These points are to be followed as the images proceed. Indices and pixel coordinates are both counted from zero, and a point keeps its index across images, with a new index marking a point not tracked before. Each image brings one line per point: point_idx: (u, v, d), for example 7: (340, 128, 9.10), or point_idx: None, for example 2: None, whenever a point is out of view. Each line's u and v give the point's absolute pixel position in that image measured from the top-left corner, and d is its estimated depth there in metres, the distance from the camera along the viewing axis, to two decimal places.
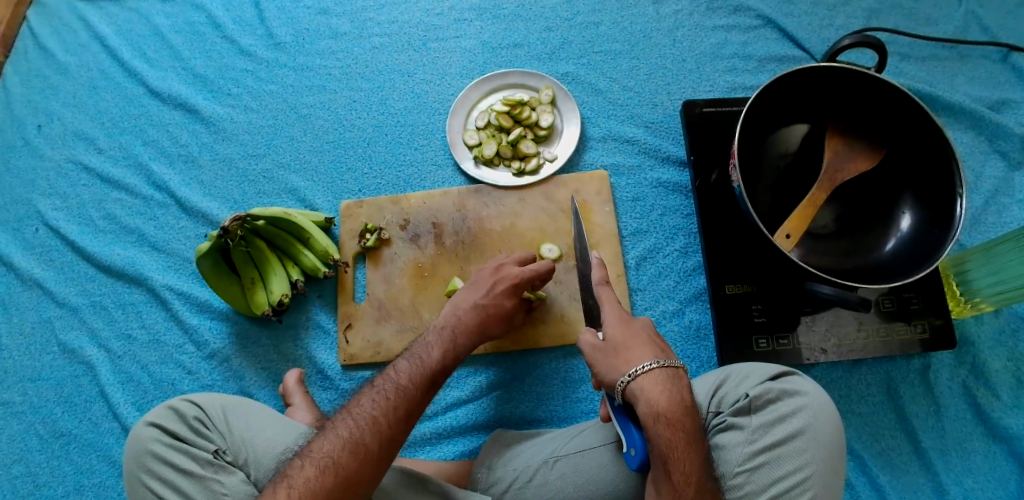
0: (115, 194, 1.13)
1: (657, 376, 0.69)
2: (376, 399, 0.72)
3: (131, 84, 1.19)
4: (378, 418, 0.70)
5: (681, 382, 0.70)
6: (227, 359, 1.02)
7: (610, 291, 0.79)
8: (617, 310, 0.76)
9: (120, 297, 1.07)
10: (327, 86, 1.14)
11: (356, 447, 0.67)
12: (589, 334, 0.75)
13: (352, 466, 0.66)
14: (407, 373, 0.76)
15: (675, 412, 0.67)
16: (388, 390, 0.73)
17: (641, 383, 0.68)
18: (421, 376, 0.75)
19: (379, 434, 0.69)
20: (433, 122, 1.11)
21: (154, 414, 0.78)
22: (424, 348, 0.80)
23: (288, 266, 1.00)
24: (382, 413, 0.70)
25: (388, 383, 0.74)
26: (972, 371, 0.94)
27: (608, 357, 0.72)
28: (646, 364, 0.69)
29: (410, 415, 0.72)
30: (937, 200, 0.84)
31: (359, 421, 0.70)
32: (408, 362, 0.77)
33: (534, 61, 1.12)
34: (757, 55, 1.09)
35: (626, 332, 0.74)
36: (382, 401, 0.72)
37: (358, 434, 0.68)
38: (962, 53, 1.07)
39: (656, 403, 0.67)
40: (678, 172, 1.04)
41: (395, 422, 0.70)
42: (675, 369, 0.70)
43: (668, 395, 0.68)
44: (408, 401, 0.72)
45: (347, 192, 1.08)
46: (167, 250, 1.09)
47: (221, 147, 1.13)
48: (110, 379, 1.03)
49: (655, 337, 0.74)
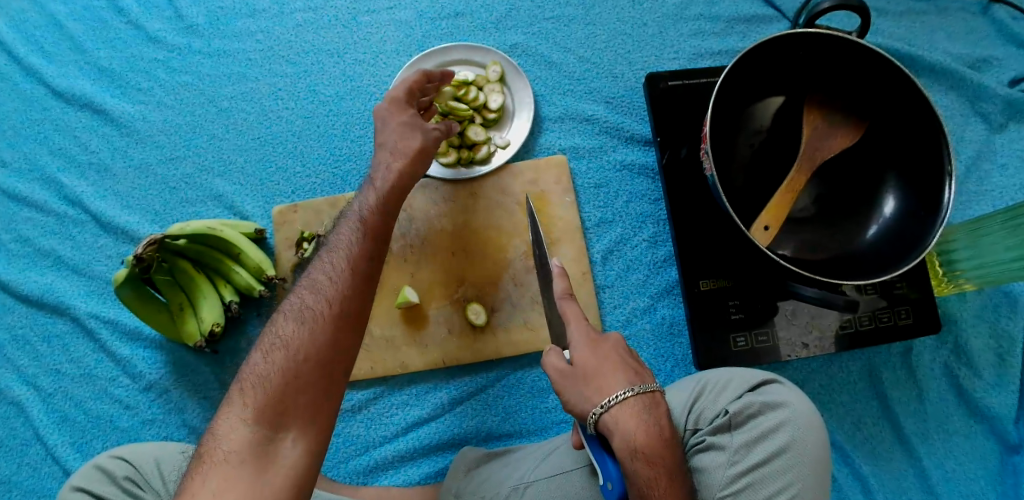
0: (24, 212, 1.00)
1: (633, 405, 0.63)
2: (310, 289, 0.64)
3: (29, 84, 1.04)
4: (297, 342, 0.60)
5: (659, 408, 0.64)
6: (166, 390, 0.93)
7: (575, 305, 0.68)
8: (586, 329, 0.67)
9: (42, 329, 0.97)
10: (248, 72, 1.01)
11: (299, 339, 0.60)
12: (555, 357, 0.67)
13: (298, 359, 0.59)
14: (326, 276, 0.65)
15: (653, 445, 0.61)
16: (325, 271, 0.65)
17: (616, 414, 0.62)
18: (361, 239, 0.67)
19: (321, 324, 0.61)
20: (370, 109, 0.99)
21: (80, 476, 0.72)
22: (340, 239, 0.68)
23: (219, 287, 0.89)
24: (320, 300, 0.63)
25: (322, 264, 0.66)
26: (954, 350, 0.90)
27: (577, 385, 0.64)
28: (621, 393, 0.63)
29: (339, 322, 0.62)
30: (923, 180, 0.77)
31: (296, 318, 0.62)
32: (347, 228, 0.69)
33: (478, 32, 1.00)
34: (725, 16, 1.00)
35: (597, 355, 0.66)
36: (318, 289, 0.63)
37: (297, 330, 0.61)
38: (942, 5, 0.99)
39: (633, 437, 0.61)
40: (644, 153, 0.96)
41: (336, 304, 0.62)
42: (652, 393, 0.64)
43: (644, 427, 0.62)
44: (331, 311, 0.62)
45: (277, 195, 0.97)
46: (87, 273, 0.98)
47: (137, 152, 1.01)
48: (42, 420, 0.94)
49: (627, 355, 0.68)
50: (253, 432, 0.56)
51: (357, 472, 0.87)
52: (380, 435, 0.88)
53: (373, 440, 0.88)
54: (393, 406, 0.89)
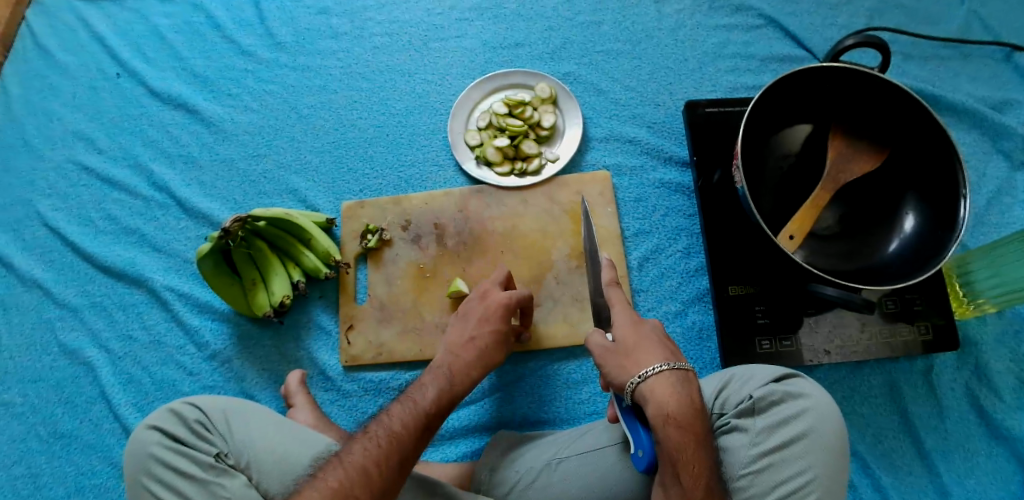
0: (116, 194, 1.12)
1: (668, 378, 0.69)
2: (366, 447, 0.69)
3: (132, 84, 1.18)
4: (392, 435, 0.70)
5: (691, 384, 0.70)
6: (228, 359, 1.01)
7: (619, 293, 0.78)
8: (629, 311, 0.75)
9: (120, 298, 1.07)
10: (327, 85, 1.14)
11: (365, 476, 0.66)
12: (599, 337, 0.75)
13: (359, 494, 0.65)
14: (428, 390, 0.78)
15: (685, 415, 0.67)
16: (380, 438, 0.70)
17: (651, 384, 0.68)
18: (416, 420, 0.73)
19: (372, 483, 0.66)
20: (434, 122, 1.10)
21: (153, 418, 0.77)
22: (454, 355, 0.83)
23: (289, 267, 0.99)
24: (373, 462, 0.67)
25: (379, 431, 0.71)
26: (975, 372, 0.94)
27: (617, 358, 0.72)
28: (656, 366, 0.69)
29: (426, 422, 0.74)
30: (941, 202, 0.85)
31: (349, 470, 0.66)
32: (403, 406, 0.75)
33: (535, 61, 1.12)
34: (760, 54, 1.09)
35: (636, 334, 0.73)
36: (373, 449, 0.69)
37: (349, 485, 0.65)
38: (964, 53, 1.07)
39: (665, 405, 0.67)
40: (681, 174, 1.03)
41: (388, 471, 0.68)
42: (686, 371, 0.70)
43: (677, 398, 0.68)
44: (424, 413, 0.75)
45: (349, 193, 1.07)
46: (168, 251, 1.08)
47: (222, 148, 1.13)
48: (111, 380, 1.02)
49: (665, 339, 0.74)
50: None
51: None
52: None
53: None
54: None
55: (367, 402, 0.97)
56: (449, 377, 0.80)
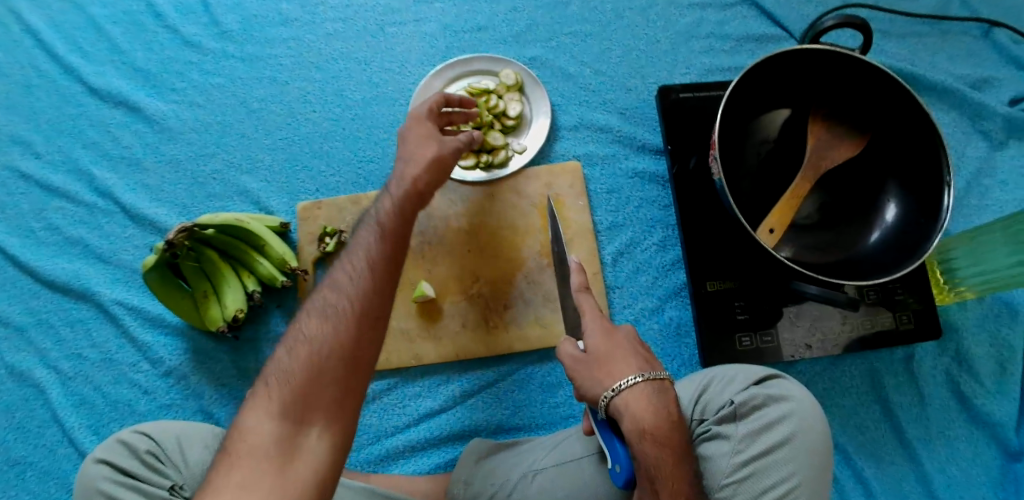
0: (57, 202, 1.06)
1: (643, 389, 0.65)
2: (314, 317, 0.61)
3: (68, 81, 1.10)
4: (346, 296, 0.62)
5: (667, 394, 0.67)
6: (184, 376, 0.96)
7: (589, 298, 0.73)
8: (598, 318, 0.71)
9: (68, 314, 1.01)
10: (279, 76, 1.06)
11: (314, 342, 0.60)
12: (569, 345, 0.71)
13: (312, 360, 0.59)
14: (345, 279, 0.63)
15: (662, 428, 0.64)
16: (331, 305, 0.62)
17: (626, 398, 0.65)
18: (372, 260, 0.64)
19: (326, 349, 0.59)
20: (394, 114, 1.03)
21: (103, 449, 0.73)
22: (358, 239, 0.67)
23: (243, 275, 0.93)
24: (323, 336, 0.60)
25: (325, 294, 0.63)
26: (956, 358, 0.93)
27: (589, 370, 0.68)
28: (631, 378, 0.65)
29: (360, 323, 0.61)
30: (924, 188, 0.82)
31: (301, 346, 0.60)
32: (351, 254, 0.66)
33: (499, 46, 1.05)
34: (734, 34, 1.04)
35: (608, 343, 0.69)
36: (325, 320, 0.61)
37: (300, 364, 0.58)
38: (943, 29, 1.03)
39: (642, 420, 0.64)
40: (654, 161, 0.98)
41: (340, 337, 0.60)
42: (661, 380, 0.67)
43: (653, 411, 0.64)
44: (352, 313, 0.61)
45: (304, 193, 1.00)
46: (115, 262, 1.02)
47: (168, 148, 1.05)
48: (61, 402, 0.98)
49: (639, 346, 0.71)
50: (277, 428, 0.56)
51: (369, 460, 0.89)
52: (393, 424, 0.91)
53: (386, 429, 0.90)
54: (406, 396, 0.91)
55: None
56: (363, 256, 0.64)
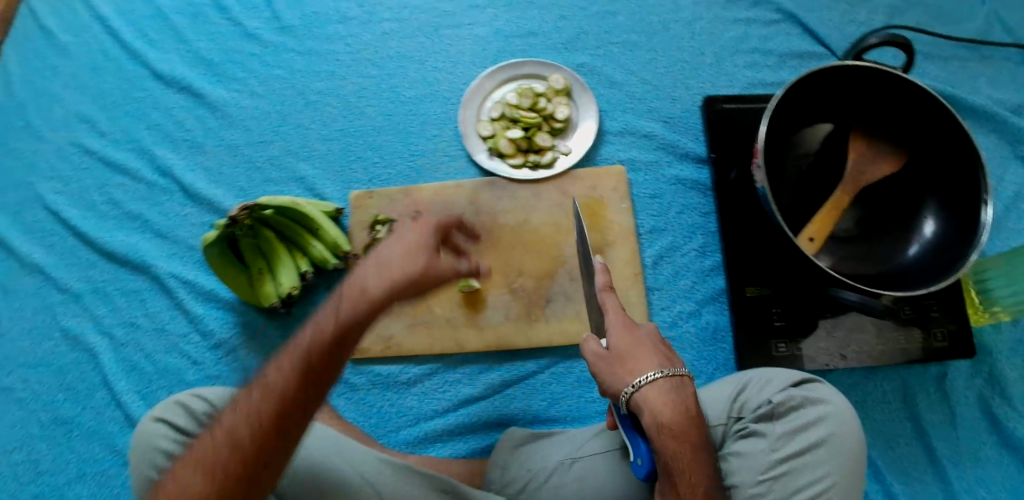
0: (118, 178, 1.10)
1: (661, 385, 0.68)
2: (235, 411, 0.57)
3: (133, 66, 1.15)
4: (268, 398, 0.56)
5: (686, 390, 0.70)
6: (233, 349, 1.00)
7: (613, 297, 0.74)
8: (621, 316, 0.72)
9: (122, 284, 1.06)
10: (336, 71, 1.10)
11: (232, 442, 0.56)
12: (591, 342, 0.72)
13: (229, 456, 0.56)
14: (273, 373, 0.58)
15: (679, 422, 0.67)
16: (251, 403, 0.57)
17: (647, 393, 0.67)
18: (301, 360, 0.57)
19: (241, 448, 0.56)
20: (445, 112, 1.06)
21: (161, 409, 0.75)
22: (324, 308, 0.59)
23: (296, 256, 0.97)
24: (238, 435, 0.56)
25: (252, 387, 0.58)
26: (988, 379, 0.94)
27: (613, 367, 0.69)
28: (651, 375, 0.68)
29: (275, 428, 0.56)
30: (960, 206, 0.84)
31: (219, 436, 0.57)
32: (283, 350, 0.59)
33: (550, 50, 1.08)
34: (778, 50, 1.06)
35: (629, 339, 0.71)
36: (243, 419, 0.56)
37: (214, 455, 0.56)
38: (985, 54, 1.05)
39: (661, 415, 0.66)
40: (697, 170, 1.01)
41: (255, 438, 0.56)
42: (679, 376, 0.69)
43: (672, 406, 0.67)
44: (269, 415, 0.56)
45: (356, 182, 1.04)
46: (171, 238, 1.06)
47: (227, 133, 1.10)
48: (112, 368, 1.02)
49: (659, 342, 0.73)
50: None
51: (407, 441, 0.92)
52: (433, 408, 0.94)
53: (425, 413, 0.94)
54: (446, 382, 0.94)
55: (375, 395, 0.95)
56: (296, 348, 0.58)
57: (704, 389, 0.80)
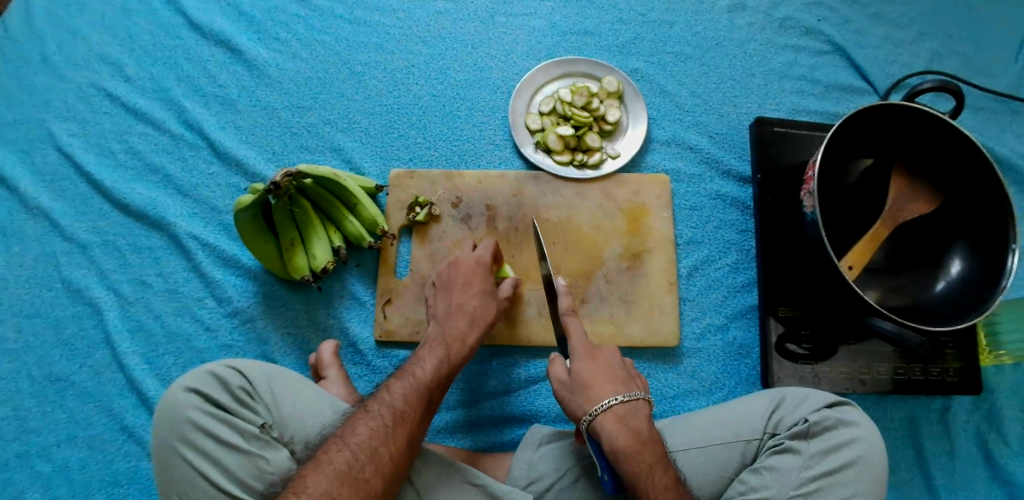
0: (140, 127, 1.04)
1: (618, 411, 0.72)
2: (371, 426, 0.71)
3: (168, 12, 1.09)
4: (406, 420, 0.73)
5: (641, 413, 0.73)
6: (252, 319, 0.96)
7: (576, 323, 0.80)
8: (584, 341, 0.78)
9: (136, 240, 0.99)
10: (384, 44, 1.08)
11: (375, 454, 0.69)
12: (558, 368, 0.77)
13: (370, 467, 0.68)
14: (401, 398, 0.75)
15: (633, 445, 0.70)
16: (387, 418, 0.72)
17: (602, 420, 0.71)
18: (420, 397, 0.76)
19: (380, 464, 0.69)
20: (494, 100, 1.06)
21: (192, 378, 0.71)
22: (415, 366, 0.80)
23: (330, 230, 0.94)
24: (383, 443, 0.70)
25: (383, 408, 0.73)
26: (987, 416, 0.98)
27: (572, 393, 0.74)
28: (606, 402, 0.72)
29: (409, 445, 0.72)
30: (990, 251, 0.86)
31: (357, 449, 0.69)
32: (403, 381, 0.77)
33: (604, 52, 1.09)
34: (824, 81, 1.09)
35: (592, 366, 0.75)
36: (382, 431, 0.71)
37: (358, 467, 0.67)
38: (1014, 109, 1.09)
39: (616, 440, 0.70)
40: (738, 188, 1.03)
41: (397, 450, 0.71)
42: (636, 401, 0.73)
43: (626, 431, 0.71)
44: (405, 429, 0.72)
45: (396, 160, 1.02)
46: (193, 196, 1.01)
47: (263, 94, 1.05)
48: (118, 326, 0.95)
49: (620, 367, 0.77)
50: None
51: (428, 428, 0.91)
52: (455, 398, 0.92)
53: (449, 402, 0.92)
54: (472, 374, 0.93)
55: None
56: (421, 377, 0.78)
57: (740, 402, 0.81)
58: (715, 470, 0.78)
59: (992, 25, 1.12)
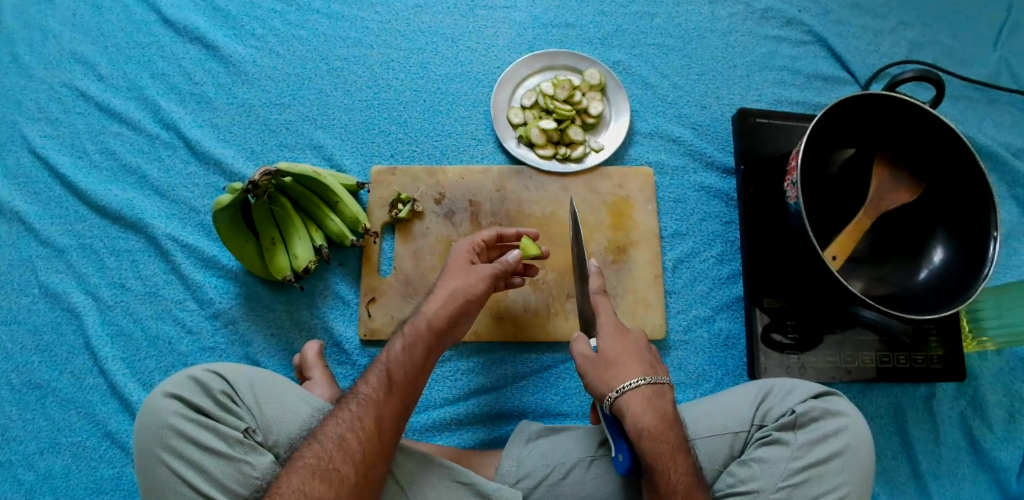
0: (116, 127, 1.02)
1: (646, 391, 0.71)
2: (339, 418, 0.70)
3: (141, 9, 1.07)
4: (371, 406, 0.71)
5: (667, 395, 0.73)
6: (234, 320, 0.94)
7: (605, 302, 0.79)
8: (614, 321, 0.76)
9: (114, 242, 0.97)
10: (363, 39, 1.06)
11: (343, 444, 0.68)
12: (583, 345, 0.76)
13: (339, 458, 0.67)
14: (368, 386, 0.73)
15: (658, 425, 0.69)
16: (352, 407, 0.71)
17: (628, 398, 0.70)
18: (386, 379, 0.74)
19: (348, 453, 0.67)
20: (475, 94, 1.05)
21: (173, 384, 0.70)
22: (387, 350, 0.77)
23: (311, 229, 0.93)
24: (348, 432, 0.69)
25: (351, 398, 0.72)
26: (971, 402, 0.99)
27: (600, 371, 0.73)
28: (634, 381, 0.71)
29: (381, 432, 0.70)
30: (972, 239, 0.86)
31: (326, 443, 0.68)
32: (371, 368, 0.75)
33: (585, 45, 1.08)
34: (806, 71, 1.09)
35: (619, 346, 0.75)
36: (348, 421, 0.70)
37: (326, 459, 0.67)
38: (992, 97, 1.09)
39: (644, 418, 0.69)
40: (722, 180, 1.03)
41: (364, 437, 0.69)
42: (662, 382, 0.73)
43: (653, 411, 0.70)
44: (372, 414, 0.71)
45: (378, 156, 1.01)
46: (171, 196, 0.99)
47: (241, 91, 1.04)
48: (98, 331, 0.93)
49: (648, 350, 0.76)
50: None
51: (416, 427, 0.90)
52: (442, 396, 0.91)
53: (434, 399, 0.91)
54: (458, 371, 0.92)
55: None
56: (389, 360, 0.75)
57: (726, 395, 0.81)
58: (703, 463, 0.77)
59: (969, 14, 1.12)
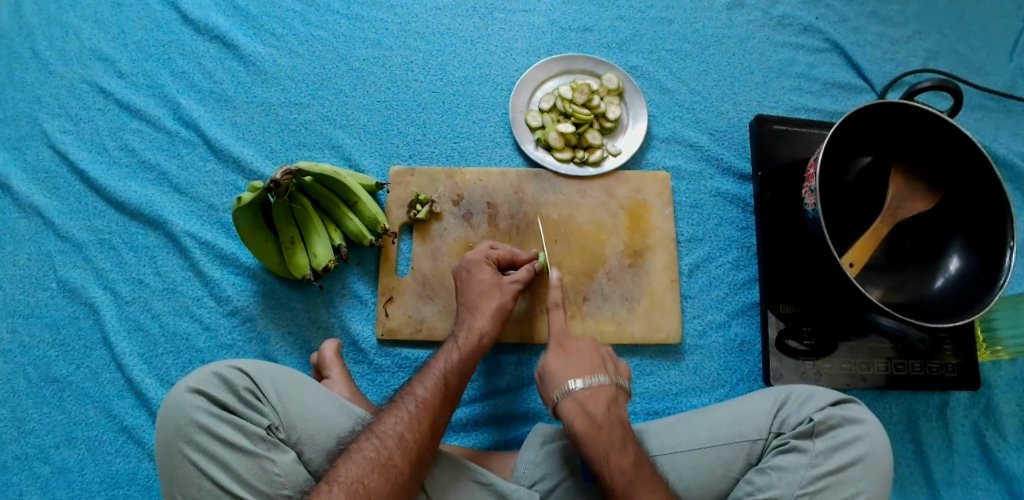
0: (135, 124, 1.03)
1: (578, 396, 0.75)
2: (396, 418, 0.71)
3: (162, 8, 1.08)
4: (429, 408, 0.72)
5: (603, 396, 0.75)
6: (251, 318, 0.94)
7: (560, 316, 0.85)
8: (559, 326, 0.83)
9: (132, 238, 0.98)
10: (383, 40, 1.07)
11: (404, 442, 0.69)
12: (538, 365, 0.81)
13: (396, 455, 0.68)
14: (422, 389, 0.74)
15: (587, 426, 0.72)
16: (410, 409, 0.72)
17: (565, 408, 0.75)
18: (439, 387, 0.75)
19: (408, 451, 0.68)
20: (493, 97, 1.05)
21: (198, 380, 0.70)
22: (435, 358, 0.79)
23: (330, 229, 0.93)
24: (408, 430, 0.70)
25: (407, 400, 0.73)
26: (984, 411, 0.99)
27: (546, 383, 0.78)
28: (569, 387, 0.75)
29: (433, 432, 0.71)
30: (987, 248, 0.87)
31: (385, 439, 0.69)
32: (423, 375, 0.77)
33: (603, 49, 1.08)
34: (822, 78, 1.09)
35: (563, 359, 0.79)
36: (406, 420, 0.71)
37: (386, 455, 0.67)
38: (1008, 106, 1.09)
39: (574, 423, 0.73)
40: (738, 185, 1.03)
41: (422, 435, 0.70)
42: (599, 385, 0.75)
43: (584, 416, 0.73)
44: (428, 416, 0.72)
45: (396, 157, 1.02)
46: (190, 194, 1.00)
47: (261, 91, 1.04)
48: (115, 326, 0.94)
49: (591, 353, 0.79)
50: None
51: None
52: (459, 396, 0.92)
53: None
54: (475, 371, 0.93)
55: (399, 378, 0.93)
56: (439, 366, 0.78)
57: (744, 401, 0.81)
58: (720, 470, 0.77)
59: (984, 24, 1.13)
